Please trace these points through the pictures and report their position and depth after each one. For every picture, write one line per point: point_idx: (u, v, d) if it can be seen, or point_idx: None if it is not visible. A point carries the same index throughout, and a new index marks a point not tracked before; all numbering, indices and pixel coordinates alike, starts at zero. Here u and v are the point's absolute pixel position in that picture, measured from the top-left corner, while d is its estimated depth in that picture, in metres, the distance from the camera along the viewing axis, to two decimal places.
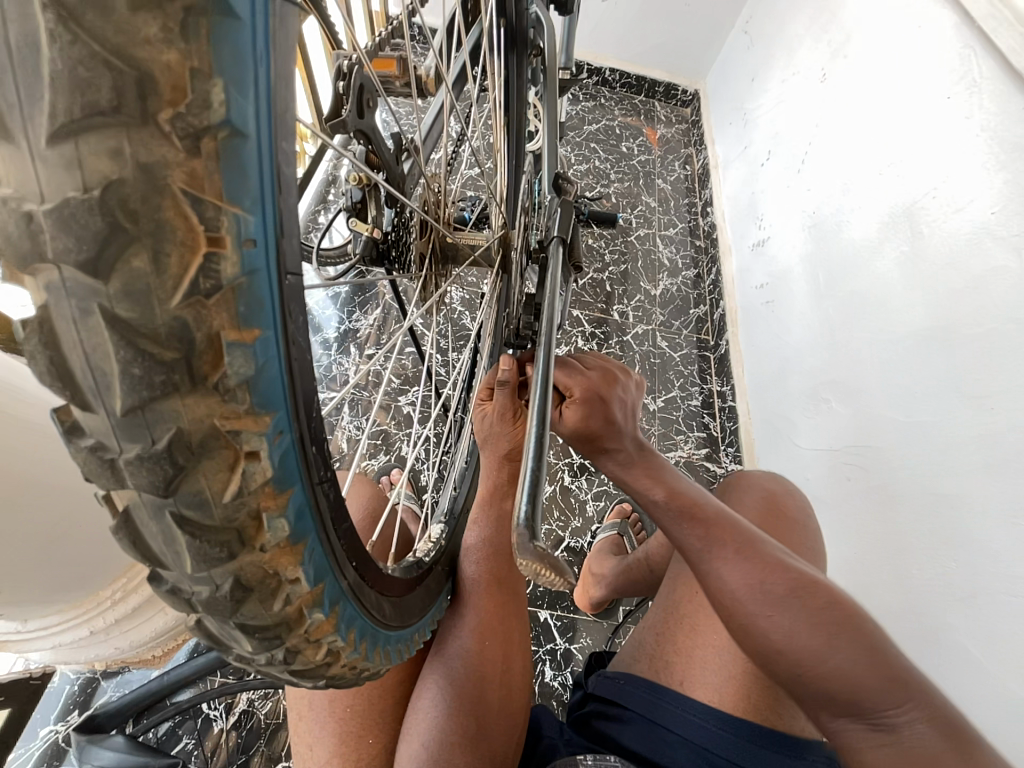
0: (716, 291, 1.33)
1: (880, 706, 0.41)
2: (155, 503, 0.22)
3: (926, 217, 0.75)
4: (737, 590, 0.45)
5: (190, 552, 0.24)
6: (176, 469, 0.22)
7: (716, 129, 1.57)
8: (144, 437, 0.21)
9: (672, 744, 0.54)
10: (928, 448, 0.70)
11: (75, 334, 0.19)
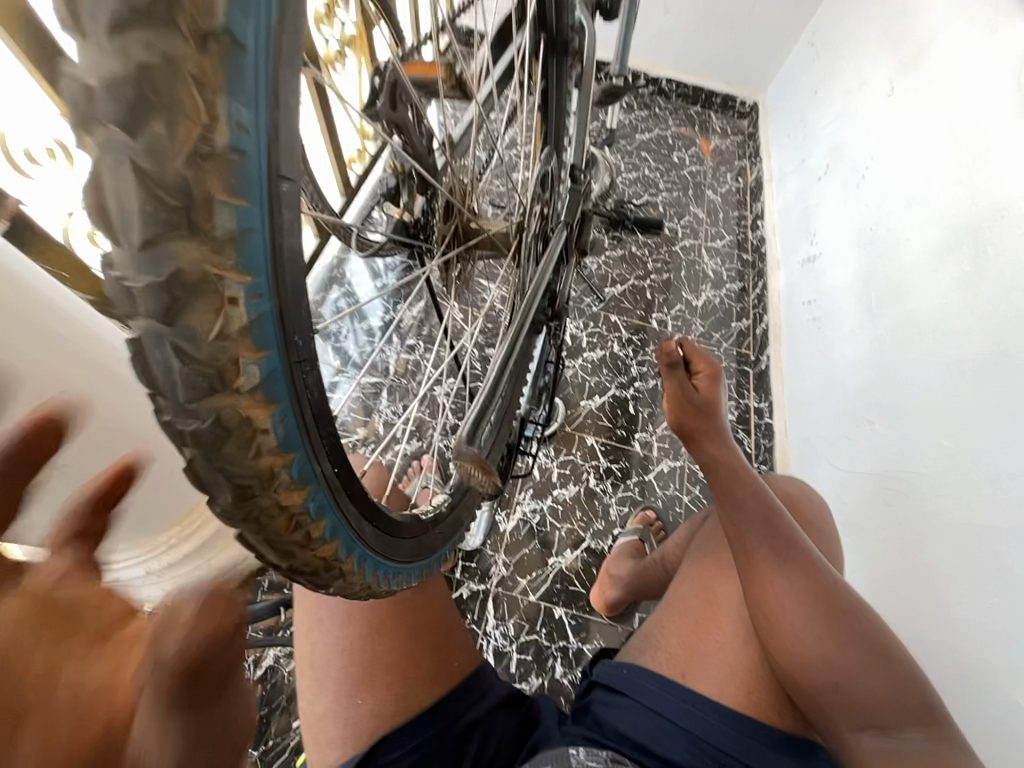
0: (761, 306, 1.31)
1: (887, 717, 0.50)
2: (148, 345, 0.22)
3: (992, 238, 0.72)
4: (789, 600, 0.53)
5: (187, 410, 0.24)
6: (169, 315, 0.21)
7: (774, 142, 1.54)
8: (144, 272, 0.20)
9: (669, 735, 0.55)
10: (978, 477, 0.66)
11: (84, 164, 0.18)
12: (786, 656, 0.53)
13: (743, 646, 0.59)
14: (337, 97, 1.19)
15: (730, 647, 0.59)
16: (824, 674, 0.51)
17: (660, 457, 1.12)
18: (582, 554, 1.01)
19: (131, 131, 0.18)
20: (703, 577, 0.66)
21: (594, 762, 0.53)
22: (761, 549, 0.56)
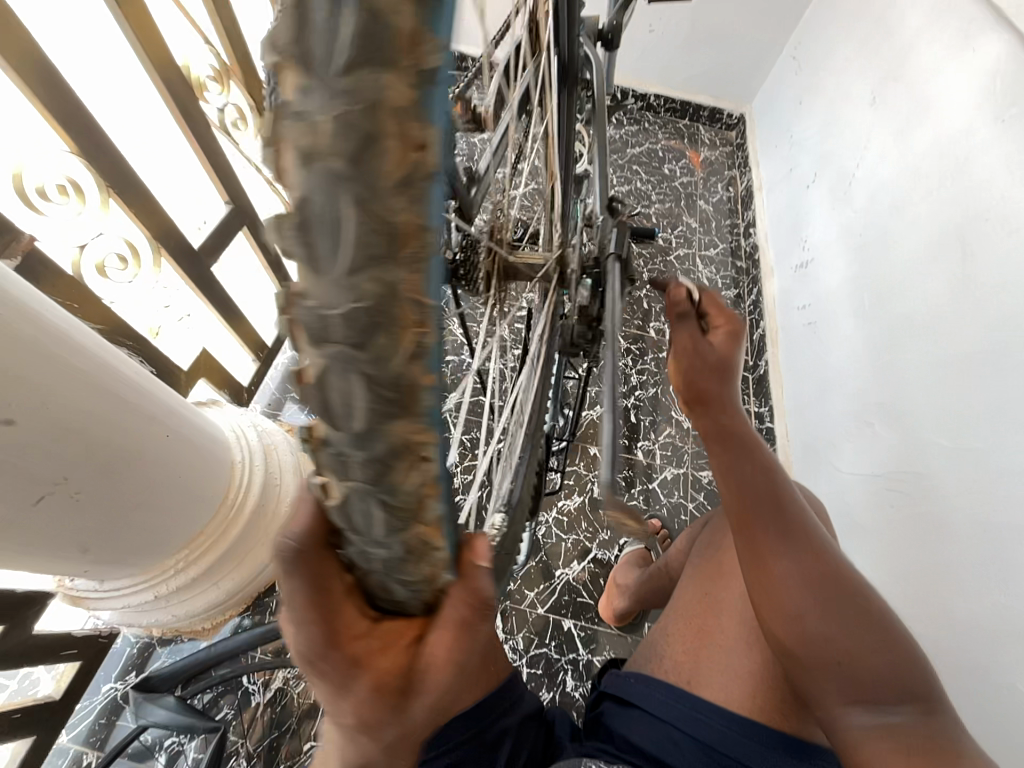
0: (756, 312, 1.33)
1: (885, 698, 0.46)
2: (344, 454, 0.22)
3: (980, 240, 0.73)
4: (791, 578, 0.49)
5: (368, 508, 0.24)
6: (369, 434, 0.21)
7: (761, 152, 1.58)
8: (348, 394, 0.20)
9: (679, 742, 0.55)
10: (979, 475, 0.67)
11: (312, 295, 0.19)
12: (789, 639, 0.48)
13: (745, 648, 0.59)
14: None
15: (733, 649, 0.59)
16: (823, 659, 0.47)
17: (664, 464, 1.13)
18: (590, 564, 1.01)
19: (356, 266, 0.18)
20: (701, 584, 0.67)
21: None
22: (763, 527, 0.51)
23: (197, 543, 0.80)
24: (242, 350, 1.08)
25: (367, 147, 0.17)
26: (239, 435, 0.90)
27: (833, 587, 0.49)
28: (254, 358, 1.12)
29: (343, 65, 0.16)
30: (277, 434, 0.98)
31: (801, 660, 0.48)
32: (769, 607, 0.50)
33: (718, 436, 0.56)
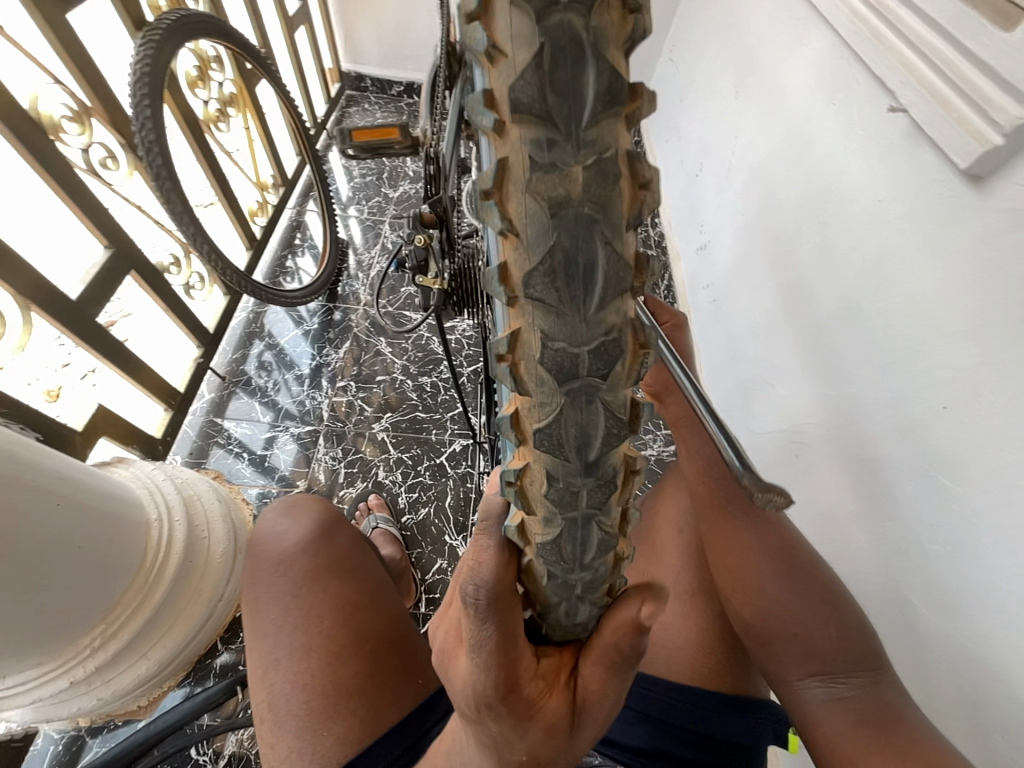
0: (670, 296, 1.41)
1: (834, 661, 0.53)
2: (567, 382, 0.29)
3: (831, 209, 0.81)
4: (757, 560, 0.59)
5: (575, 433, 0.30)
6: (595, 359, 0.29)
7: (657, 147, 1.68)
8: (582, 340, 0.28)
9: (629, 722, 0.62)
10: (851, 418, 0.74)
11: (545, 257, 0.27)
12: (750, 610, 0.58)
13: (686, 616, 0.67)
14: (226, 155, 1.19)
15: (681, 628, 0.66)
16: (779, 626, 0.56)
17: None
18: None
19: (587, 229, 0.26)
20: (647, 555, 0.75)
21: None
22: (737, 516, 0.62)
23: (114, 614, 0.73)
24: (151, 400, 1.03)
25: (592, 161, 0.25)
26: (151, 491, 0.84)
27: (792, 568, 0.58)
28: (166, 405, 1.07)
29: (587, 99, 0.25)
30: (200, 481, 0.92)
31: (763, 629, 0.57)
32: (734, 579, 0.60)
33: (687, 424, 0.65)
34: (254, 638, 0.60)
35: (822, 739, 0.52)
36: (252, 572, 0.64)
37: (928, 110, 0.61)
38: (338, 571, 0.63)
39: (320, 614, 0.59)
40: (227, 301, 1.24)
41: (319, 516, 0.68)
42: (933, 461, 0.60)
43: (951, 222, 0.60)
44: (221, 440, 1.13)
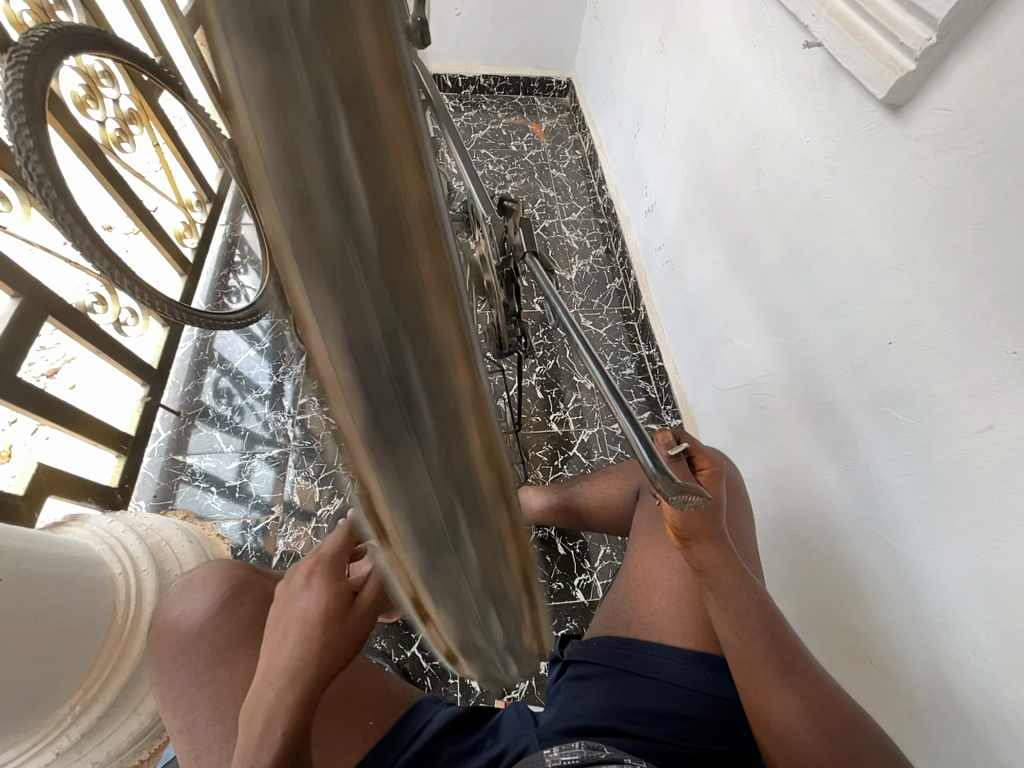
0: (626, 261, 1.39)
1: None
2: (398, 422, 0.20)
3: (764, 156, 0.80)
4: (794, 716, 0.49)
5: (434, 485, 0.22)
6: (426, 394, 0.20)
7: (594, 111, 1.63)
8: (363, 300, 0.18)
9: (645, 690, 0.57)
10: (807, 362, 0.73)
11: (314, 236, 0.17)
12: None
13: (681, 619, 0.61)
14: (136, 176, 1.12)
15: (686, 630, 0.60)
16: None
17: (579, 429, 1.16)
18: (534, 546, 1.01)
19: (373, 215, 0.18)
20: (644, 554, 0.68)
21: (568, 755, 0.49)
22: (761, 653, 0.52)
23: (91, 675, 0.71)
24: (100, 449, 1.00)
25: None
26: (113, 546, 0.80)
27: (824, 706, 0.50)
28: (117, 452, 1.04)
29: None
30: (166, 526, 0.89)
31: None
32: (758, 720, 0.51)
33: (714, 573, 0.53)
34: (174, 725, 0.58)
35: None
36: (159, 661, 0.61)
37: (840, 42, 0.59)
38: (240, 644, 0.59)
39: (235, 690, 0.57)
40: (166, 330, 1.19)
41: (223, 584, 0.63)
42: (888, 397, 0.60)
43: (877, 156, 0.59)
44: (187, 476, 1.09)
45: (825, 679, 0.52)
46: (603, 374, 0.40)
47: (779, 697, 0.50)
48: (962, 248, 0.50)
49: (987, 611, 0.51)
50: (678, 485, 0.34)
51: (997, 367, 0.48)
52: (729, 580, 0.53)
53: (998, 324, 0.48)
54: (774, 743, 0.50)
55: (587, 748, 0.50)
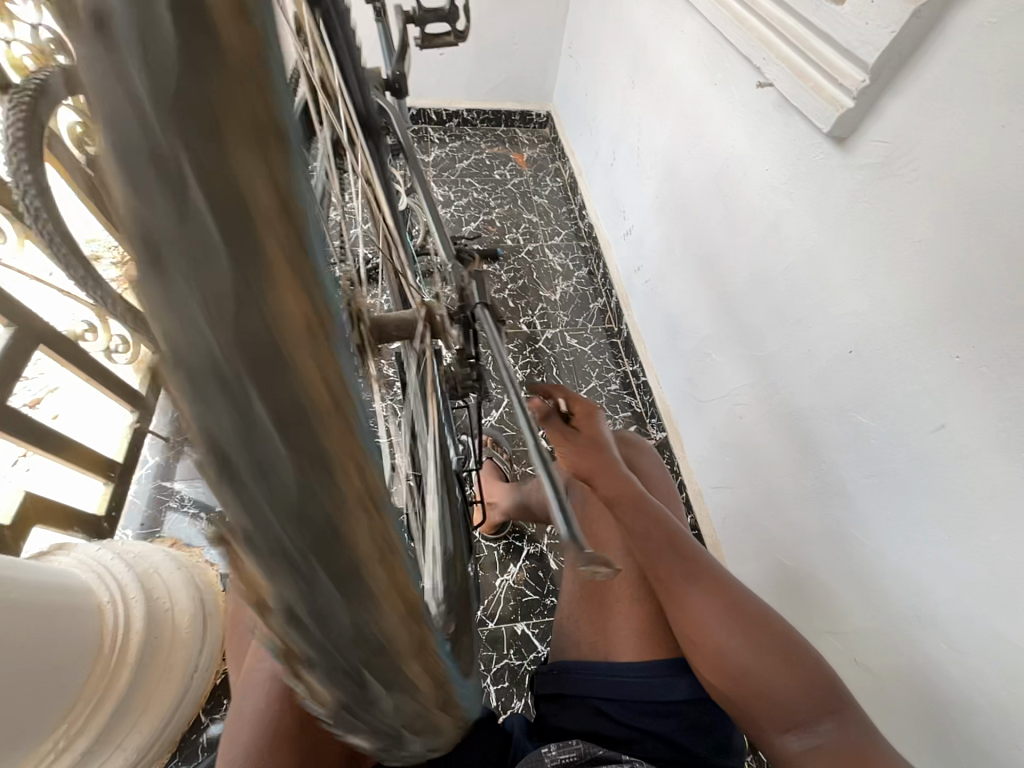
0: (607, 281, 1.44)
1: (806, 708, 0.47)
2: (219, 378, 0.14)
3: (730, 184, 0.86)
4: (705, 613, 0.52)
5: (261, 473, 0.15)
6: (286, 434, 0.15)
7: (573, 141, 1.72)
8: (243, 407, 0.14)
9: (618, 716, 0.56)
10: (778, 374, 0.77)
11: (141, 220, 0.12)
12: (719, 676, 0.50)
13: (633, 632, 0.60)
14: None
15: (631, 635, 0.60)
16: (747, 686, 0.49)
17: None
18: (525, 562, 1.03)
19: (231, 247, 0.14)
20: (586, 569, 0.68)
21: (567, 754, 0.50)
22: (670, 569, 0.56)
23: (77, 708, 0.69)
24: (87, 477, 1.00)
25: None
26: (101, 575, 0.79)
27: (745, 616, 0.51)
28: (104, 479, 1.03)
29: None
30: (154, 553, 0.88)
31: (722, 683, 0.50)
32: (690, 641, 0.52)
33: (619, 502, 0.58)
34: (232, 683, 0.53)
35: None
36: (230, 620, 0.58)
37: (788, 83, 0.66)
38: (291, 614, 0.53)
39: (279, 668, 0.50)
40: None
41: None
42: (853, 403, 0.64)
43: (828, 183, 0.65)
44: (175, 503, 1.08)
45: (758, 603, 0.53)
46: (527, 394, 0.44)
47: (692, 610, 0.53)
48: (905, 264, 0.55)
49: (955, 603, 0.53)
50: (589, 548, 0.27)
51: (943, 370, 0.52)
52: (631, 504, 0.58)
53: (942, 331, 0.52)
54: (709, 660, 0.51)
55: (584, 747, 0.52)
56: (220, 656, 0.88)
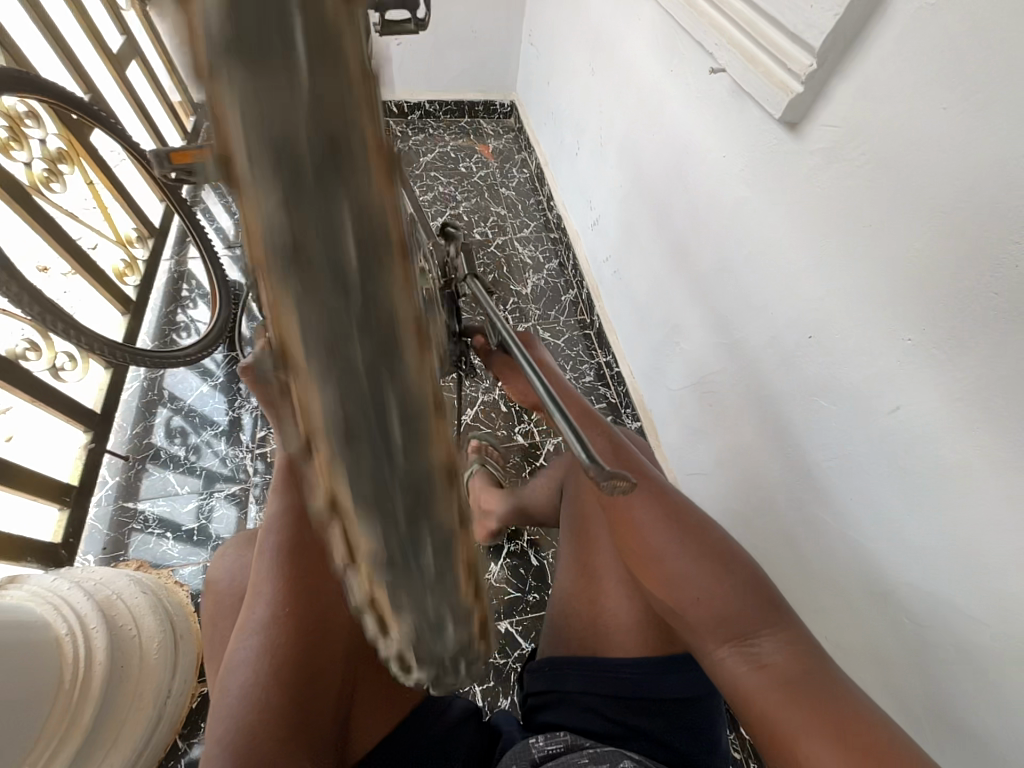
0: (578, 272, 1.43)
1: (751, 623, 0.48)
2: (337, 363, 0.18)
3: (689, 172, 0.86)
4: (652, 531, 0.52)
5: (368, 436, 0.19)
6: (363, 297, 0.18)
7: (537, 131, 1.69)
8: (332, 272, 0.17)
9: (619, 712, 0.55)
10: (744, 360, 0.78)
11: (262, 116, 0.16)
12: (669, 595, 0.51)
13: (624, 603, 0.59)
14: (67, 215, 1.08)
15: (621, 621, 0.59)
16: (692, 601, 0.50)
17: (544, 438, 1.16)
18: (506, 560, 1.02)
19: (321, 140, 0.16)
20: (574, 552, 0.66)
21: (555, 745, 0.52)
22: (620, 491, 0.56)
23: (39, 749, 0.66)
24: (39, 504, 0.95)
25: None
26: (58, 607, 0.75)
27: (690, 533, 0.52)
28: (59, 505, 0.98)
29: None
30: (117, 578, 0.84)
31: (672, 604, 0.51)
32: (642, 566, 0.53)
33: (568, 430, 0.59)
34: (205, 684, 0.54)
35: (753, 708, 0.47)
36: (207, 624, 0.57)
37: (740, 69, 0.65)
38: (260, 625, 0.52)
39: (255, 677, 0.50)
40: (110, 373, 1.14)
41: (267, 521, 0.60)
42: (816, 387, 0.64)
43: (782, 169, 0.65)
44: (139, 524, 1.03)
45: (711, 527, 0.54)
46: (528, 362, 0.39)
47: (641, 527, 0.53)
48: (858, 248, 0.56)
49: (917, 579, 0.55)
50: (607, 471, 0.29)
51: (898, 353, 0.53)
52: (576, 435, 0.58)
53: (895, 314, 0.53)
54: (658, 581, 0.52)
55: (571, 739, 0.53)
56: (194, 679, 0.85)
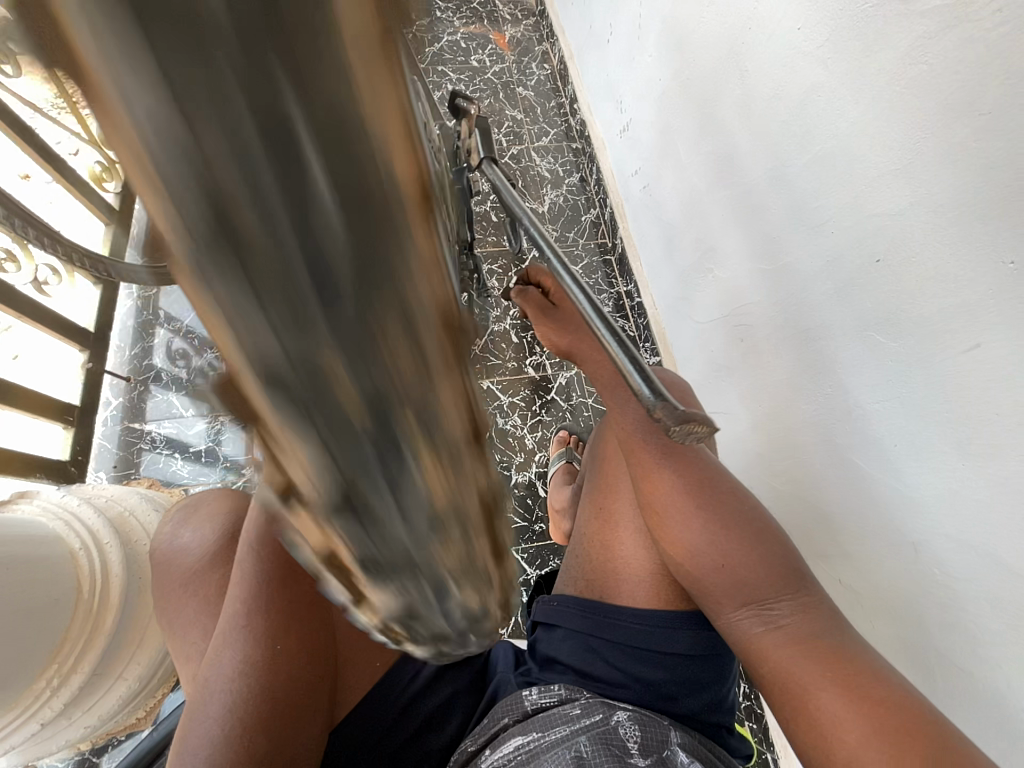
0: (601, 189, 1.28)
1: (772, 592, 0.45)
2: (292, 327, 0.14)
3: (749, 55, 0.71)
4: (672, 491, 0.49)
5: (346, 428, 0.15)
6: (321, 230, 0.14)
7: (562, 14, 1.44)
8: (270, 204, 0.13)
9: (635, 659, 0.54)
10: (788, 291, 0.69)
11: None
12: (681, 557, 0.49)
13: (644, 559, 0.56)
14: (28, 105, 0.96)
15: (635, 577, 0.56)
16: (710, 566, 0.47)
17: (556, 372, 1.10)
18: (514, 490, 1.01)
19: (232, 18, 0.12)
20: (594, 499, 0.63)
21: (548, 698, 0.53)
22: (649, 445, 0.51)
23: (65, 651, 0.68)
24: (44, 422, 0.95)
25: None
26: (68, 521, 0.75)
27: (718, 496, 0.48)
28: (63, 423, 0.98)
29: None
30: (127, 497, 0.86)
31: (690, 568, 0.49)
32: (657, 527, 0.50)
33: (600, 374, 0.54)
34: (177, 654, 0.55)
35: (767, 669, 0.45)
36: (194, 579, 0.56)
37: None
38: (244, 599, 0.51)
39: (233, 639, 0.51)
40: (100, 289, 1.08)
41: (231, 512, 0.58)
42: (874, 322, 0.56)
43: (873, 44, 0.53)
44: (147, 444, 1.02)
45: (745, 494, 0.49)
46: (559, 255, 0.28)
47: (660, 484, 0.49)
48: (962, 145, 0.45)
49: (966, 534, 0.51)
50: (681, 411, 0.23)
51: (992, 279, 0.44)
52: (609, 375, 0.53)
53: (994, 232, 0.44)
54: (673, 545, 0.49)
55: (566, 691, 0.54)
56: None
